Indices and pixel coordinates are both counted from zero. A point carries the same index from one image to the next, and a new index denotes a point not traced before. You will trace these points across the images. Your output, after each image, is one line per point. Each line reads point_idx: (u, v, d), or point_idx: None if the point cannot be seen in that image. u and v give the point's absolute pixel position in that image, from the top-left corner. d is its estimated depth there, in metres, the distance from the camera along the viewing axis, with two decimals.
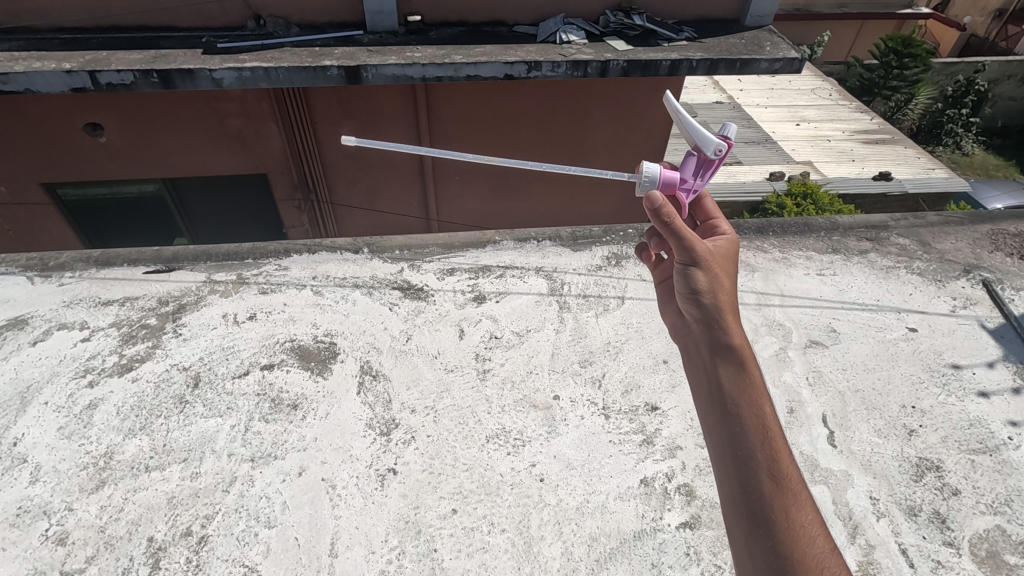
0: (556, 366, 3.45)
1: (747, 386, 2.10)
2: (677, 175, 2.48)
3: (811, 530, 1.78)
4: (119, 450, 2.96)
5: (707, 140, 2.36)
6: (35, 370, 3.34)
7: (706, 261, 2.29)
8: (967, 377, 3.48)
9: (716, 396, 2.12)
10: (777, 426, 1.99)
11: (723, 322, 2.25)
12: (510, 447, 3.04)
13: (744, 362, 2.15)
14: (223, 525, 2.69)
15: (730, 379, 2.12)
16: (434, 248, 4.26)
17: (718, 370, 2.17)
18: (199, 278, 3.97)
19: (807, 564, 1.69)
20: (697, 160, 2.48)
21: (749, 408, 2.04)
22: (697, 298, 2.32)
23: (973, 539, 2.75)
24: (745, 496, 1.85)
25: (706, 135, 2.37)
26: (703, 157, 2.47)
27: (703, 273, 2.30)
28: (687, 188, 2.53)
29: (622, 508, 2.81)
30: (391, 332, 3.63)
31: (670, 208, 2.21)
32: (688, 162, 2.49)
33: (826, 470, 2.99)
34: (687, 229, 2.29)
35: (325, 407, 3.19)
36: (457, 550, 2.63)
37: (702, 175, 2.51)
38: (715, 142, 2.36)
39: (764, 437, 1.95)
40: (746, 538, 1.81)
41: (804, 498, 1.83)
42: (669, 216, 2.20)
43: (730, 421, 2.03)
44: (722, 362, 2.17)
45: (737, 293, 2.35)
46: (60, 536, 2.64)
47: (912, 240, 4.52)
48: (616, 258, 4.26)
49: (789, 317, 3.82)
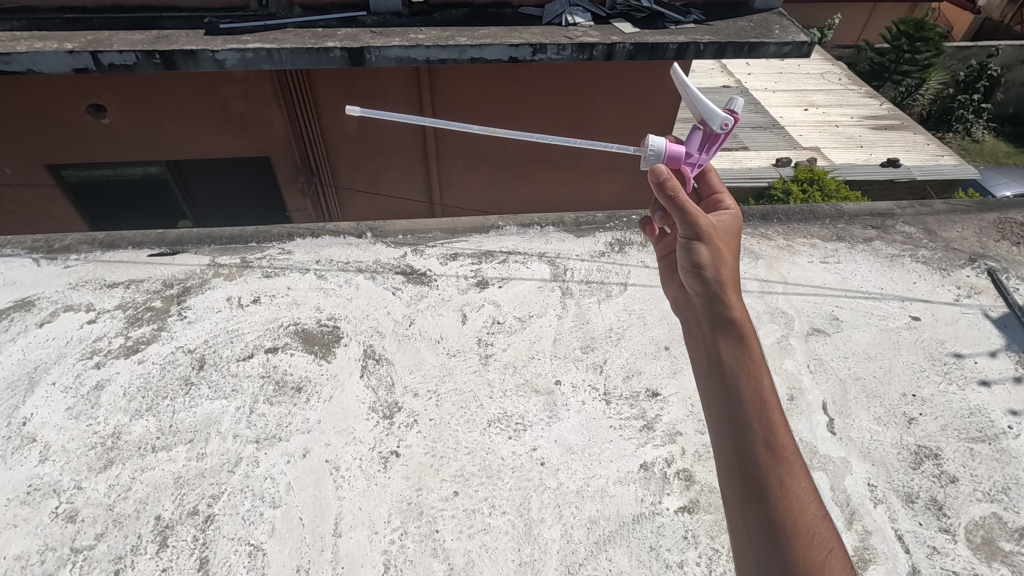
0: (557, 352, 3.47)
1: (747, 359, 2.11)
2: (682, 149, 2.46)
3: (804, 498, 1.81)
4: (126, 431, 3.01)
5: (713, 114, 2.32)
6: (42, 351, 3.38)
7: (709, 235, 2.28)
8: (968, 367, 3.48)
9: (715, 368, 2.13)
10: (775, 397, 2.01)
11: (724, 296, 2.26)
12: (511, 431, 3.06)
13: (744, 335, 2.16)
14: (228, 505, 2.73)
15: (729, 351, 2.14)
16: (436, 232, 4.26)
17: (718, 344, 2.18)
18: (203, 261, 3.99)
19: (798, 530, 1.73)
20: (702, 134, 2.46)
21: (747, 380, 2.05)
22: (700, 273, 2.32)
23: (969, 526, 2.78)
24: (741, 465, 1.88)
25: (713, 108, 2.33)
26: (709, 132, 2.44)
27: (706, 248, 2.29)
28: (691, 162, 2.53)
29: (621, 492, 2.84)
30: (393, 317, 3.64)
31: (675, 182, 2.18)
32: (694, 136, 2.46)
33: (825, 457, 3.01)
34: (691, 202, 2.27)
35: (329, 389, 3.23)
36: (458, 531, 2.68)
37: (707, 150, 2.49)
38: (721, 116, 2.32)
39: (762, 409, 1.96)
40: (740, 505, 1.84)
41: (798, 468, 1.86)
42: (673, 191, 2.18)
43: (728, 393, 2.04)
44: (723, 336, 2.18)
45: (738, 266, 2.36)
46: (69, 513, 2.69)
47: (917, 228, 4.49)
48: (618, 244, 4.25)
49: (791, 305, 3.82)
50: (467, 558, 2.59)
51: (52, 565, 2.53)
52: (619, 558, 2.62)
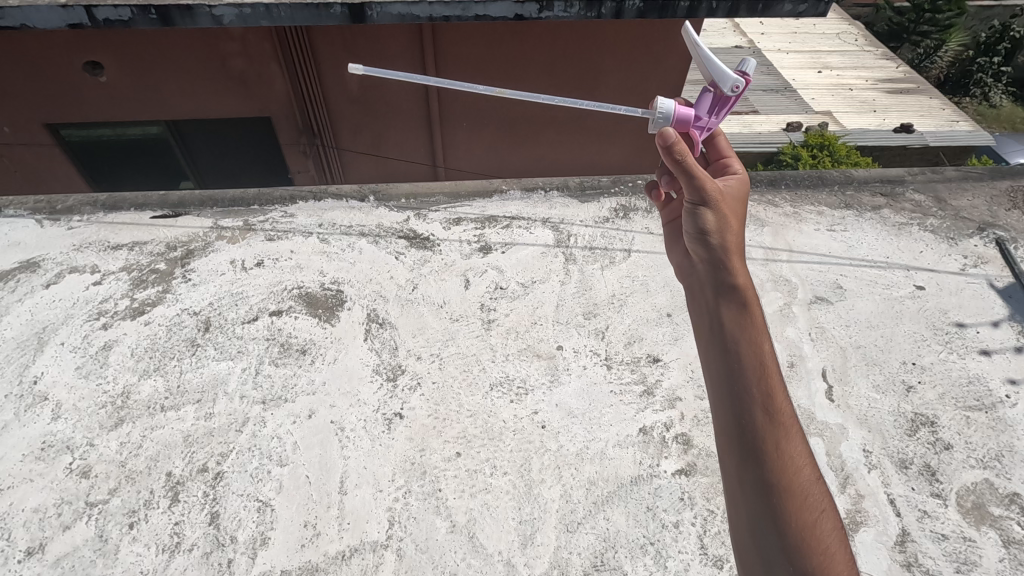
0: (560, 318, 3.48)
1: (748, 325, 2.12)
2: (692, 112, 2.40)
3: (798, 460, 1.84)
4: (135, 390, 3.07)
5: (724, 76, 2.26)
6: (50, 312, 3.41)
7: (715, 200, 2.26)
8: (970, 336, 3.48)
9: (717, 333, 2.15)
10: (775, 362, 2.02)
11: (728, 262, 2.26)
12: (513, 395, 3.11)
13: (747, 301, 2.16)
14: (237, 463, 2.81)
15: (731, 317, 2.14)
16: (439, 196, 4.22)
17: (720, 309, 2.18)
18: (206, 224, 3.98)
19: (792, 490, 1.77)
20: (713, 97, 2.40)
21: (748, 345, 2.07)
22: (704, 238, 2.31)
23: (961, 491, 2.83)
24: (738, 426, 1.91)
25: (724, 70, 2.26)
26: (719, 94, 2.38)
27: (711, 212, 2.27)
28: (701, 126, 2.45)
29: (620, 454, 2.90)
30: (397, 282, 3.65)
31: (683, 146, 2.14)
32: (703, 99, 2.40)
33: (822, 423, 3.06)
34: (699, 167, 2.24)
35: (333, 352, 3.27)
36: (460, 490, 2.75)
37: (717, 113, 2.43)
38: (732, 78, 2.26)
39: (761, 374, 1.99)
40: (735, 466, 1.88)
41: (794, 431, 1.89)
42: (681, 155, 2.14)
43: (729, 357, 2.06)
44: (725, 301, 2.18)
45: (744, 233, 2.34)
46: (83, 469, 2.77)
47: (927, 196, 4.42)
48: (623, 210, 4.21)
49: (795, 273, 3.80)
50: (468, 516, 2.67)
51: (69, 517, 2.62)
52: (617, 518, 2.69)
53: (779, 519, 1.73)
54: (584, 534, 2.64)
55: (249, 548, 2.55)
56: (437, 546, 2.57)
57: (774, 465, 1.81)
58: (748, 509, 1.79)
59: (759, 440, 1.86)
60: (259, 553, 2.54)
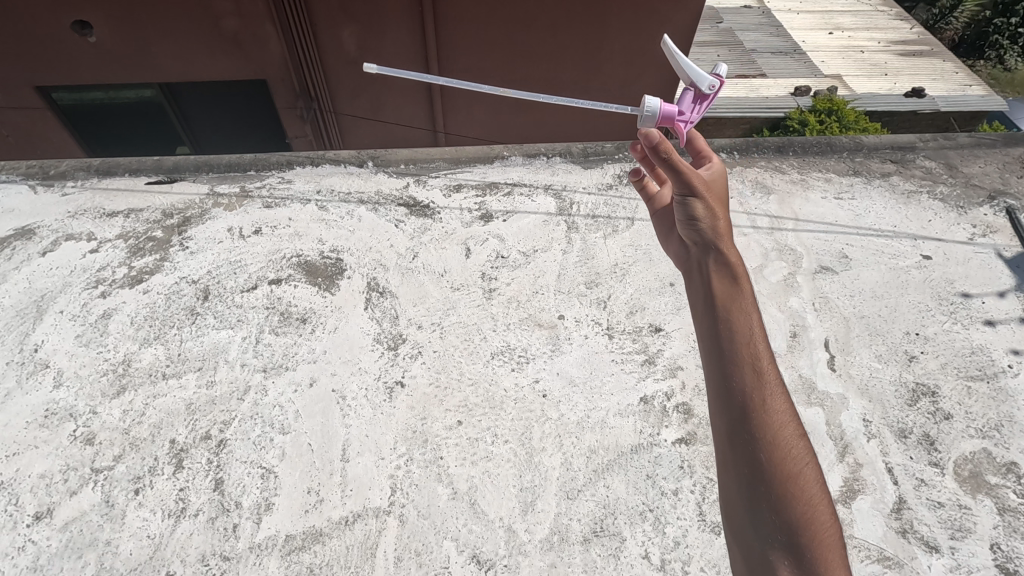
0: (561, 287, 3.45)
1: (740, 309, 2.04)
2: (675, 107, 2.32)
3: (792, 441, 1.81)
4: (136, 358, 3.06)
5: (701, 75, 2.33)
6: (47, 280, 3.38)
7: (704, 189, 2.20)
8: (975, 307, 3.45)
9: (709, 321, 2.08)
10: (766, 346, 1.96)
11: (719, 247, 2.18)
12: (514, 364, 3.10)
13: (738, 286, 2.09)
14: (240, 431, 2.82)
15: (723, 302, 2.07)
16: (439, 163, 4.14)
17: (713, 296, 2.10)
18: (202, 191, 3.91)
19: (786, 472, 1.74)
20: (692, 95, 2.38)
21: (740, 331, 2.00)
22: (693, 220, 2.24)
23: (958, 460, 2.85)
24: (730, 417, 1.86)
25: (700, 70, 2.33)
26: (698, 93, 2.37)
27: (700, 188, 2.20)
28: (684, 121, 2.38)
29: (621, 423, 2.91)
30: (396, 250, 3.60)
31: (668, 143, 2.12)
32: (683, 97, 2.38)
33: (822, 392, 3.06)
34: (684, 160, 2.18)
35: (334, 321, 3.25)
36: (462, 458, 2.77)
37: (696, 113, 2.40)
38: (709, 77, 2.32)
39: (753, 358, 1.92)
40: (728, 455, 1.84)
41: (786, 413, 1.84)
42: (665, 151, 2.11)
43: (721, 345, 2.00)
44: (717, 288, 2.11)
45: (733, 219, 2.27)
46: (87, 436, 2.79)
47: (938, 163, 4.32)
48: (627, 177, 4.13)
49: (801, 242, 3.75)
50: (469, 484, 2.69)
51: (75, 483, 2.65)
52: (617, 485, 2.71)
53: (773, 498, 1.72)
54: (585, 501, 2.67)
55: (253, 514, 2.58)
56: (438, 512, 2.61)
57: (766, 443, 1.78)
58: (741, 489, 1.77)
59: (752, 419, 1.82)
60: (264, 518, 2.57)
